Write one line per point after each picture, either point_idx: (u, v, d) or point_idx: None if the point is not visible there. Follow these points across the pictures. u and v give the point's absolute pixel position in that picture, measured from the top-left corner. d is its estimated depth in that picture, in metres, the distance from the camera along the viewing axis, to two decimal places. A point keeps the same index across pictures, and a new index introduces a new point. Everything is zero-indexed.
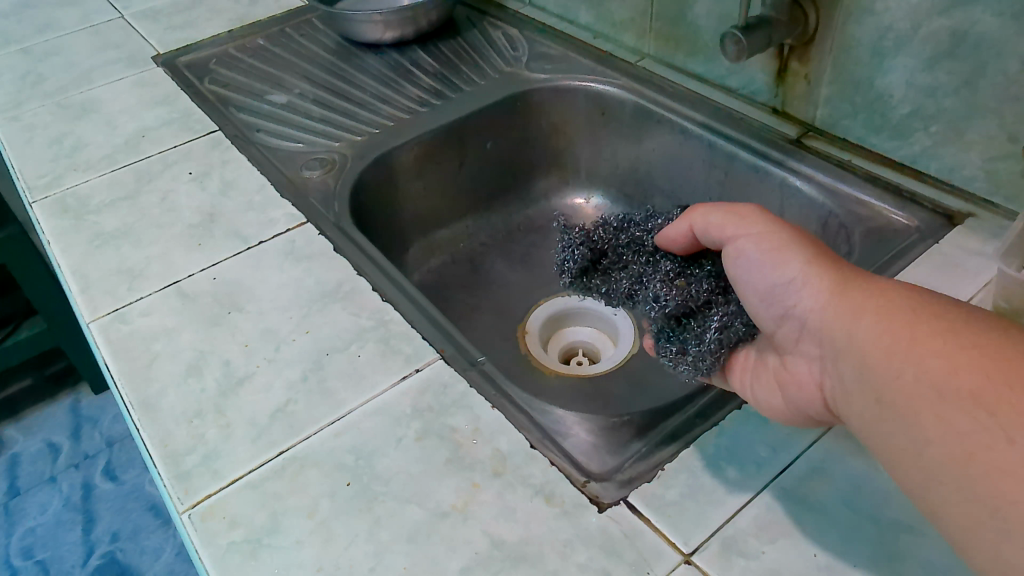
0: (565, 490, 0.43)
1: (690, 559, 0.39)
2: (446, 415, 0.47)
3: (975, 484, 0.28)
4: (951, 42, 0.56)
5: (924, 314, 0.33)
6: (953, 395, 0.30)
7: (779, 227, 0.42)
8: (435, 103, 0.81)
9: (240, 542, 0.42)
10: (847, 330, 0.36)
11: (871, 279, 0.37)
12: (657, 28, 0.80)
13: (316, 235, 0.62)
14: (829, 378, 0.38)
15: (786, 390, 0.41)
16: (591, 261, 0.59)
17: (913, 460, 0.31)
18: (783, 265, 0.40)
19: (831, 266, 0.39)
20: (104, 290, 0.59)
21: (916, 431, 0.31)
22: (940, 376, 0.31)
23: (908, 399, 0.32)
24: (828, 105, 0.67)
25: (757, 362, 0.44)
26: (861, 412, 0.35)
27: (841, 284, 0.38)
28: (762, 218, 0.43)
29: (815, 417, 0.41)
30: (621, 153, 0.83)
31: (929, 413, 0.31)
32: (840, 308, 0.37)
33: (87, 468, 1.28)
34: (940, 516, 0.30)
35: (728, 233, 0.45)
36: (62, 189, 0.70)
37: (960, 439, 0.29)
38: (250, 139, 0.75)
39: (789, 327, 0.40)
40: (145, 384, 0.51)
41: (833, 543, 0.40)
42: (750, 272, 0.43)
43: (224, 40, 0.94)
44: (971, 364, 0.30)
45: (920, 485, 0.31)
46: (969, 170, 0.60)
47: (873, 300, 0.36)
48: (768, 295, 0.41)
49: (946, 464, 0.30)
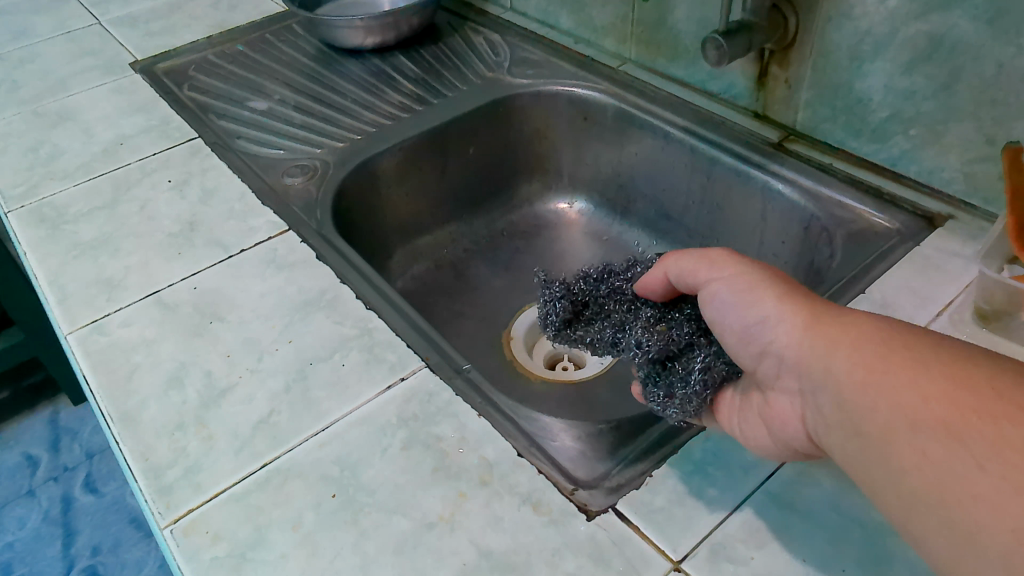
0: (553, 499, 0.43)
1: (680, 567, 0.39)
2: (432, 424, 0.47)
3: (953, 514, 0.29)
4: (928, 47, 0.56)
5: (892, 344, 0.34)
6: (925, 423, 0.30)
7: (748, 266, 0.42)
8: (416, 109, 0.80)
9: (224, 557, 0.41)
10: (822, 362, 0.36)
11: (841, 310, 0.37)
12: (637, 33, 0.80)
13: (298, 243, 0.62)
14: (809, 411, 0.37)
15: (770, 425, 0.41)
16: (574, 312, 0.58)
17: (895, 490, 0.31)
18: (752, 304, 0.40)
19: (800, 298, 0.39)
20: (82, 300, 0.58)
21: (896, 463, 0.31)
22: (913, 407, 0.31)
23: (882, 430, 0.32)
24: (808, 109, 0.68)
25: (742, 399, 0.43)
26: (842, 443, 0.35)
27: (812, 317, 0.38)
28: (732, 259, 0.43)
29: (802, 450, 0.40)
30: (603, 157, 0.83)
31: (901, 444, 0.31)
32: (814, 341, 0.37)
33: (66, 480, 1.26)
34: (925, 546, 0.30)
35: (700, 276, 0.45)
36: (38, 198, 0.69)
37: (935, 470, 0.29)
38: (229, 146, 0.75)
39: (766, 363, 0.40)
40: (124, 396, 0.50)
41: (821, 547, 0.40)
42: (723, 313, 0.42)
43: (203, 47, 0.93)
44: (939, 392, 0.30)
45: (904, 518, 0.31)
46: (947, 172, 0.60)
47: (845, 332, 0.36)
48: (743, 334, 0.41)
49: (925, 495, 0.30)
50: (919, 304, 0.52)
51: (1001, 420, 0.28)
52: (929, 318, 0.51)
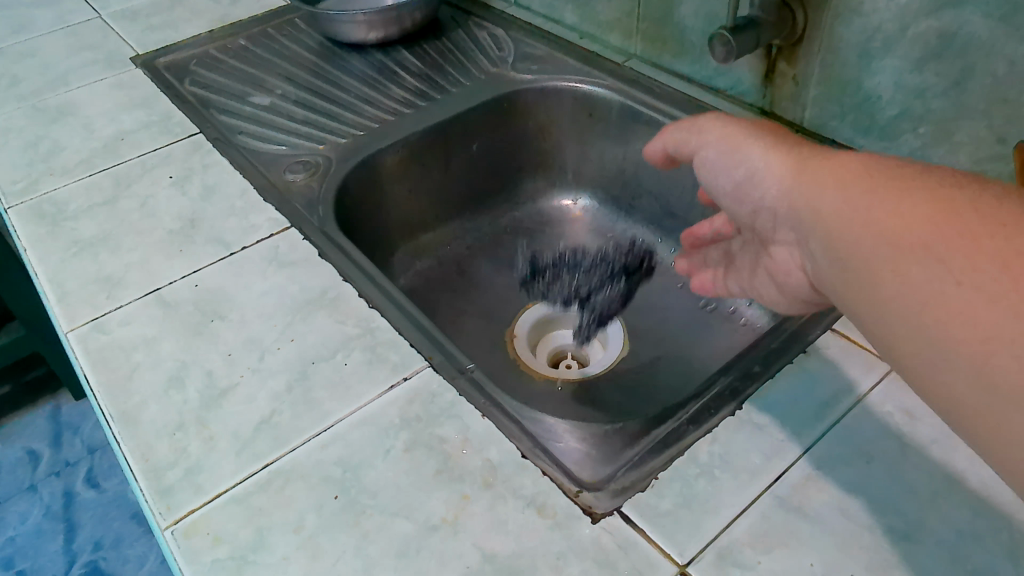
0: (557, 501, 0.42)
1: (686, 571, 0.39)
2: (435, 425, 0.46)
3: (935, 337, 0.27)
4: (939, 44, 0.56)
5: (872, 176, 0.32)
6: (903, 245, 0.29)
7: (733, 124, 0.43)
8: (419, 104, 0.79)
9: (225, 559, 0.41)
10: (813, 206, 0.35)
11: (832, 154, 0.36)
12: (643, 29, 0.79)
13: (300, 240, 0.61)
14: (808, 261, 0.37)
15: (777, 279, 0.42)
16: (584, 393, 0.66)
17: (880, 323, 0.30)
18: (743, 153, 0.41)
19: (791, 152, 0.39)
20: (82, 298, 0.57)
21: (879, 296, 0.30)
22: (895, 232, 0.29)
23: (864, 252, 0.31)
24: (816, 107, 0.67)
25: (752, 265, 0.45)
26: (836, 286, 0.34)
27: (799, 163, 0.37)
28: (718, 123, 0.44)
29: (807, 299, 0.41)
30: (607, 154, 0.82)
31: (884, 264, 0.30)
32: (802, 189, 0.36)
33: (68, 475, 1.26)
34: (911, 378, 0.29)
35: (688, 148, 0.46)
36: (38, 194, 0.68)
37: (919, 294, 0.28)
38: (231, 142, 0.74)
39: (763, 217, 0.40)
40: (124, 395, 0.50)
41: (829, 552, 0.39)
42: (715, 172, 0.43)
43: (204, 41, 0.92)
44: (915, 214, 0.29)
45: (884, 342, 0.30)
46: (957, 171, 0.60)
47: (832, 174, 0.34)
48: (736, 190, 0.42)
49: (908, 322, 0.28)
50: None
51: (981, 238, 0.27)
52: None
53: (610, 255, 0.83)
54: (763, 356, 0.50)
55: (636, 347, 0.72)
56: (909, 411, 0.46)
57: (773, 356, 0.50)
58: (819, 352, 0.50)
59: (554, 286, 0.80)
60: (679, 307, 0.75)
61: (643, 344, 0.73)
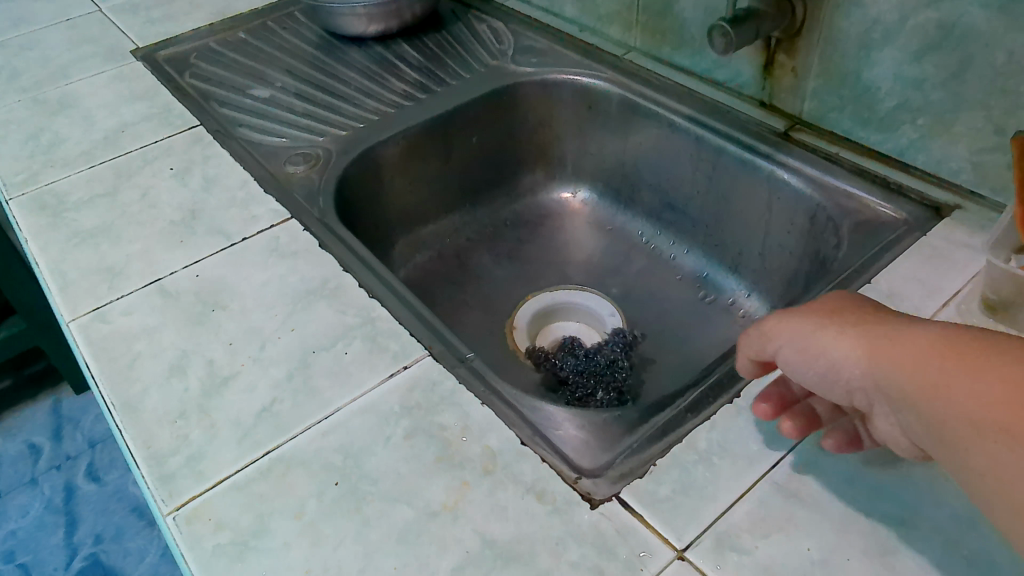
0: (556, 487, 0.42)
1: (684, 556, 0.39)
2: (435, 413, 0.47)
3: None
4: (938, 35, 0.56)
5: (944, 348, 0.32)
6: (987, 428, 0.29)
7: (804, 314, 0.40)
8: (419, 97, 0.80)
9: (227, 545, 0.41)
10: (894, 379, 0.34)
11: (907, 328, 0.35)
12: (643, 22, 0.79)
13: (301, 231, 0.61)
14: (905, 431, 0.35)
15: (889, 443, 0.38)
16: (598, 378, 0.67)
17: (979, 498, 0.30)
18: (817, 354, 0.38)
19: (869, 330, 0.36)
20: (83, 288, 0.57)
21: (971, 474, 0.30)
22: (975, 416, 0.29)
23: (949, 428, 0.31)
24: (815, 98, 0.67)
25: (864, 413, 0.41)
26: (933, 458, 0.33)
27: (877, 339, 0.35)
28: (790, 319, 0.40)
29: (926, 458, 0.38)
30: (607, 146, 0.82)
31: (966, 441, 0.30)
32: (883, 365, 0.35)
33: (69, 469, 1.26)
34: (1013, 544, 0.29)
35: (764, 355, 0.42)
36: (39, 186, 0.68)
37: (1012, 479, 0.28)
38: (231, 134, 0.74)
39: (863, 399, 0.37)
40: (126, 384, 0.50)
41: (826, 538, 0.40)
42: (801, 374, 0.40)
43: (204, 34, 0.92)
44: (992, 399, 0.29)
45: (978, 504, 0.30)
46: (955, 162, 0.60)
47: (907, 350, 0.34)
48: (826, 380, 0.38)
49: (1003, 495, 0.28)
50: (925, 295, 0.52)
51: None
52: (935, 310, 0.51)
53: (610, 248, 0.83)
54: None
55: (635, 338, 0.73)
56: None
57: None
58: None
59: (554, 279, 0.81)
60: (679, 300, 0.77)
61: (644, 336, 0.74)
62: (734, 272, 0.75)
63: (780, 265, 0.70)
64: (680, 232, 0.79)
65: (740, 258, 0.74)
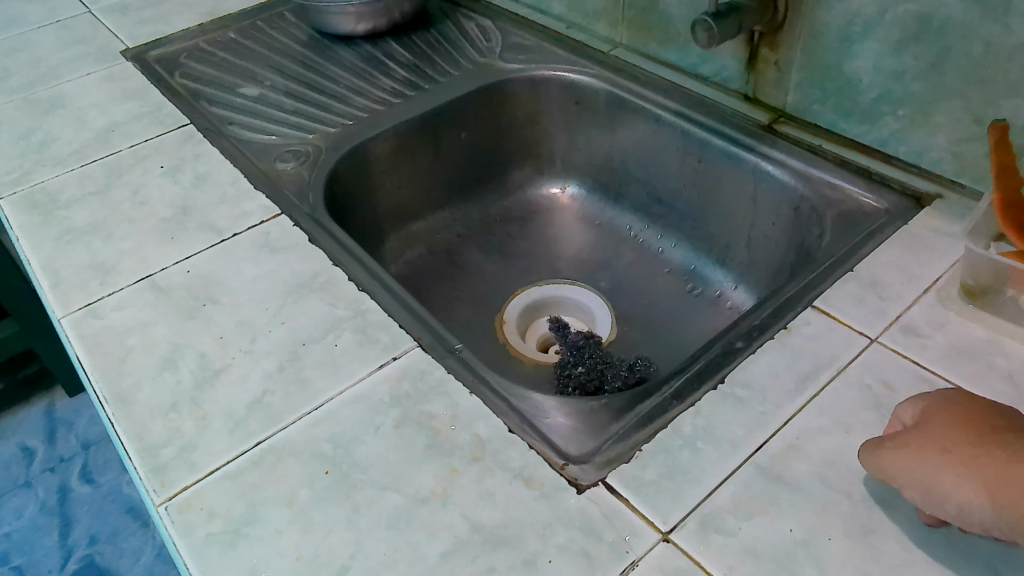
0: (544, 473, 0.43)
1: (669, 538, 0.40)
2: (425, 402, 0.47)
3: None
4: (917, 27, 0.57)
5: None
6: None
7: (915, 450, 0.37)
8: (408, 94, 0.80)
9: (219, 533, 0.42)
10: None
11: None
12: (629, 18, 0.80)
13: (291, 226, 0.62)
14: None
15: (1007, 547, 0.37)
16: (599, 370, 0.65)
17: None
18: (937, 496, 0.36)
19: (991, 465, 0.35)
20: (75, 285, 0.58)
21: None
22: None
23: None
24: (798, 91, 0.68)
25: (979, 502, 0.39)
26: None
27: (1004, 478, 0.34)
28: (904, 454, 0.37)
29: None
30: (596, 142, 0.83)
31: None
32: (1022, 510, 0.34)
33: (63, 470, 1.26)
34: None
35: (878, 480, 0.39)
36: (30, 184, 0.69)
37: None
38: (222, 132, 0.75)
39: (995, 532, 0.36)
40: (118, 378, 0.50)
41: (809, 518, 0.40)
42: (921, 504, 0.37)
43: (194, 34, 0.92)
44: None
45: None
46: (936, 152, 0.61)
47: None
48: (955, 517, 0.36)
49: None
50: (906, 282, 0.53)
51: None
52: (915, 296, 0.52)
53: (599, 242, 0.84)
54: (746, 333, 0.51)
55: (624, 331, 0.74)
56: (887, 382, 0.47)
57: (756, 332, 0.51)
58: (801, 329, 0.51)
59: (544, 273, 0.81)
60: (666, 293, 0.78)
61: (633, 328, 0.74)
62: (721, 264, 0.76)
63: (766, 256, 0.71)
64: (668, 225, 0.80)
65: (727, 251, 0.75)
